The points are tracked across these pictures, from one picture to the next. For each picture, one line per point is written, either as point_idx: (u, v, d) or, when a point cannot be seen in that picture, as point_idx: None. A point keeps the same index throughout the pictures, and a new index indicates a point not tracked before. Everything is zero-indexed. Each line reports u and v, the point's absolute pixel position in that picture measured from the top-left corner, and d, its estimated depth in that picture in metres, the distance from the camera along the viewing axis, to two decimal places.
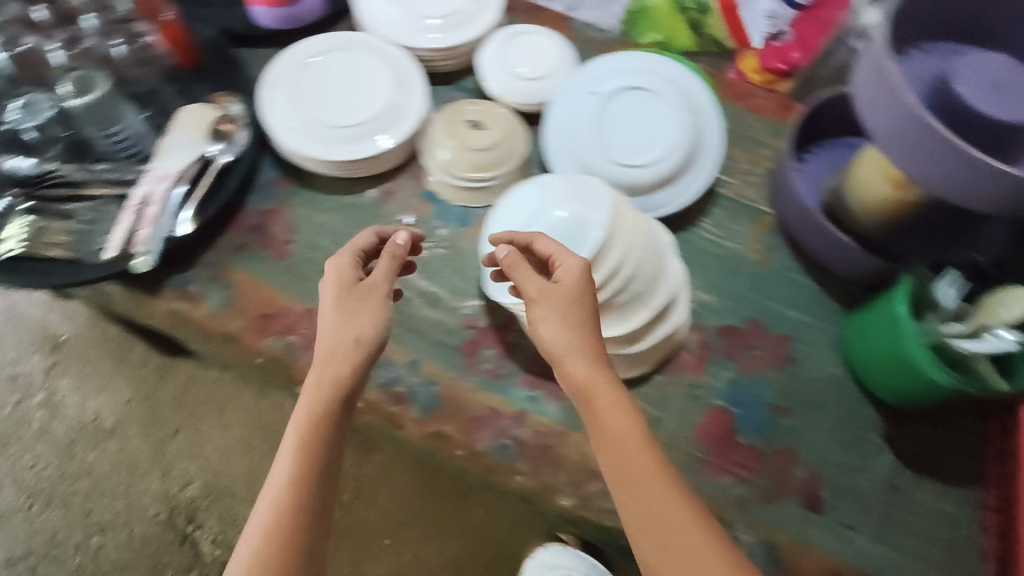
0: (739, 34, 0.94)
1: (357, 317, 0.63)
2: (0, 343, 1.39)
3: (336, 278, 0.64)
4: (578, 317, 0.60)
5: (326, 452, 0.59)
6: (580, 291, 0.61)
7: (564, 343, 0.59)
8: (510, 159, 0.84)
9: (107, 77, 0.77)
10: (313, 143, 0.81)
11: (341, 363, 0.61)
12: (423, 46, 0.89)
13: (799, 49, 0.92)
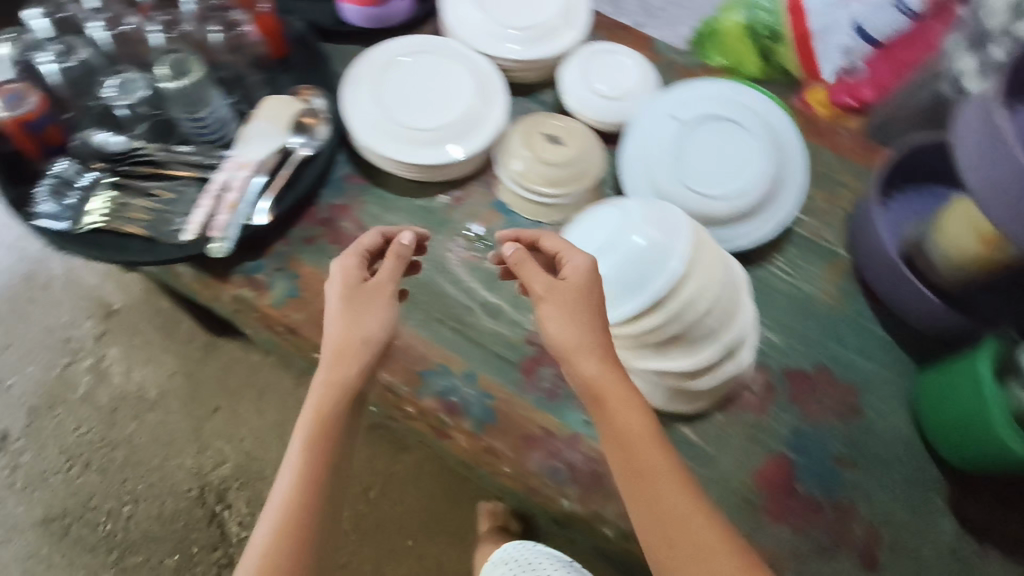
0: (812, 68, 1.08)
1: (364, 316, 0.63)
2: (56, 306, 1.43)
3: (343, 275, 0.64)
4: (584, 314, 0.60)
5: (333, 451, 0.59)
6: (586, 288, 0.61)
7: (568, 340, 0.59)
8: (584, 178, 0.83)
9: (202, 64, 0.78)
10: (390, 143, 0.81)
11: (347, 359, 0.61)
12: (506, 56, 0.89)
13: (868, 88, 1.05)
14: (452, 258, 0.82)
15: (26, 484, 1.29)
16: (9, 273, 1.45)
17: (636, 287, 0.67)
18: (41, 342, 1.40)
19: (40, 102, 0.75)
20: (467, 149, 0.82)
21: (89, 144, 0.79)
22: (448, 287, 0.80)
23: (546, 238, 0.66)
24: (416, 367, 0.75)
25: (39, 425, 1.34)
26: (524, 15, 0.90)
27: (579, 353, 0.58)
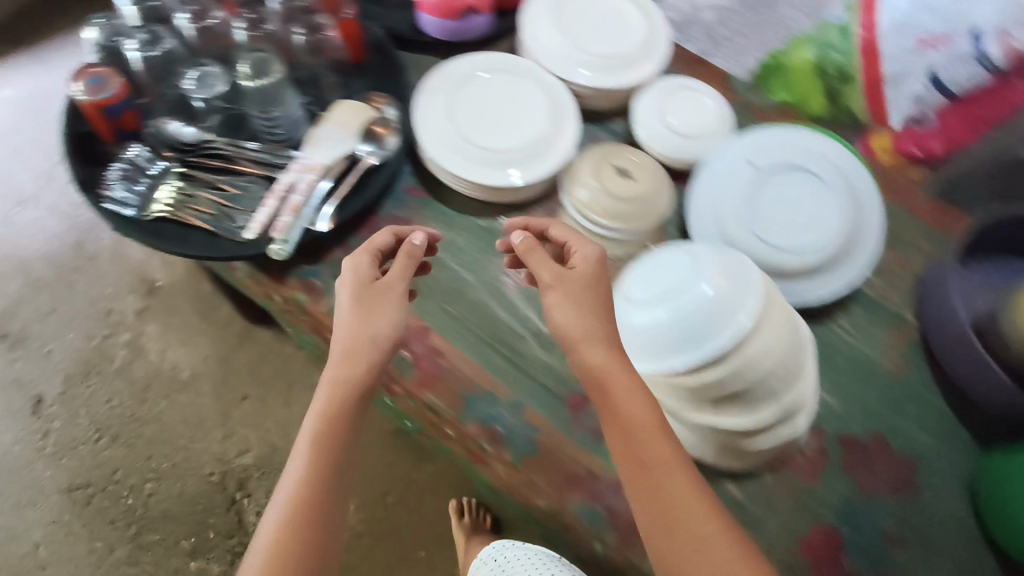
0: (879, 111, 1.07)
1: (373, 314, 0.63)
2: (102, 278, 1.45)
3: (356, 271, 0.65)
4: (591, 302, 0.60)
5: (339, 452, 0.58)
6: (594, 278, 0.62)
7: (573, 329, 0.59)
8: (651, 215, 0.81)
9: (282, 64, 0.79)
10: (457, 158, 0.80)
11: (356, 358, 0.61)
12: (580, 81, 0.87)
13: (937, 140, 1.02)
14: (511, 280, 0.79)
15: (55, 451, 1.31)
16: (60, 241, 1.48)
17: (700, 340, 0.64)
18: (84, 311, 1.42)
19: (120, 89, 0.76)
20: (535, 173, 0.80)
21: (161, 132, 0.80)
22: (502, 311, 0.78)
23: (553, 227, 0.68)
24: (463, 391, 0.74)
25: (73, 393, 1.35)
26: (602, 43, 0.89)
27: (586, 343, 0.58)
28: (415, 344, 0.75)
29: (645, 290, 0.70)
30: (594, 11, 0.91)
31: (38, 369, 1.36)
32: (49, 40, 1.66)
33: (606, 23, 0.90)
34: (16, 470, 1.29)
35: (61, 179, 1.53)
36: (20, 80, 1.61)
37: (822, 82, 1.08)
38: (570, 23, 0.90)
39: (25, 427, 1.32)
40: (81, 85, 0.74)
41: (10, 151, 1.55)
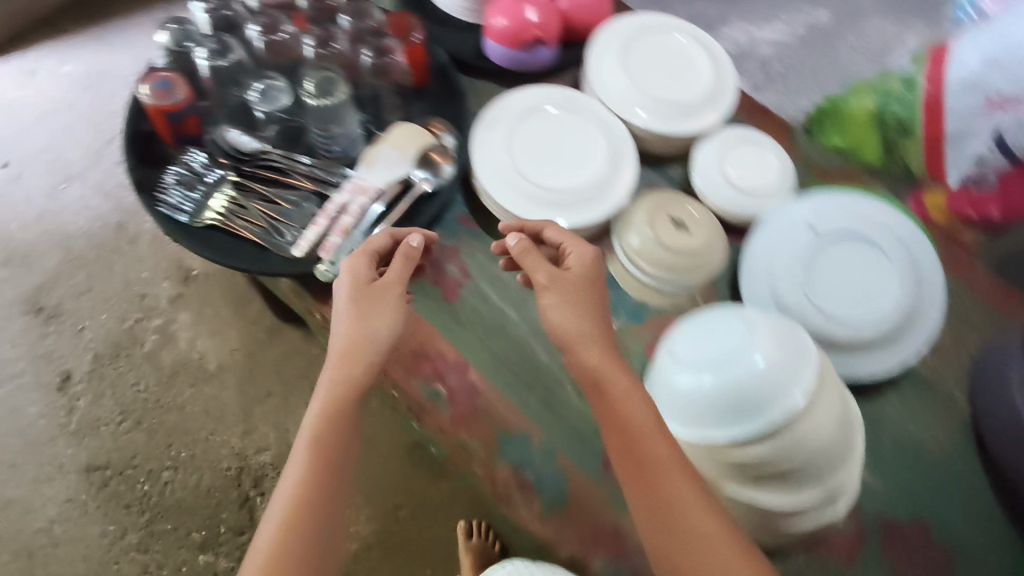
0: (937, 167, 0.96)
1: (373, 313, 0.67)
2: (139, 261, 1.47)
3: (353, 272, 0.68)
4: (586, 304, 0.66)
5: (337, 450, 0.61)
6: (587, 278, 0.68)
7: (568, 326, 0.65)
8: (705, 271, 0.78)
9: (348, 84, 0.78)
10: (511, 195, 0.79)
11: (356, 359, 0.65)
12: (643, 125, 0.86)
13: (997, 204, 0.92)
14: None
15: (78, 429, 1.32)
16: (102, 221, 1.50)
17: (747, 414, 0.62)
18: (119, 293, 1.43)
19: (185, 95, 0.75)
20: (589, 216, 0.79)
21: (219, 139, 0.80)
22: (544, 354, 0.76)
23: (548, 229, 0.73)
24: (497, 432, 0.73)
25: (101, 373, 1.37)
26: (665, 87, 0.88)
27: (582, 345, 0.64)
28: (452, 379, 0.74)
29: (694, 352, 0.68)
30: (660, 54, 0.90)
31: (70, 346, 1.38)
32: (111, 22, 1.69)
33: (670, 68, 0.89)
34: (38, 444, 1.30)
35: (109, 160, 1.55)
36: (79, 59, 1.64)
37: (879, 132, 1.01)
38: (633, 65, 0.89)
39: (51, 403, 1.33)
40: (148, 88, 0.74)
41: (63, 128, 1.57)
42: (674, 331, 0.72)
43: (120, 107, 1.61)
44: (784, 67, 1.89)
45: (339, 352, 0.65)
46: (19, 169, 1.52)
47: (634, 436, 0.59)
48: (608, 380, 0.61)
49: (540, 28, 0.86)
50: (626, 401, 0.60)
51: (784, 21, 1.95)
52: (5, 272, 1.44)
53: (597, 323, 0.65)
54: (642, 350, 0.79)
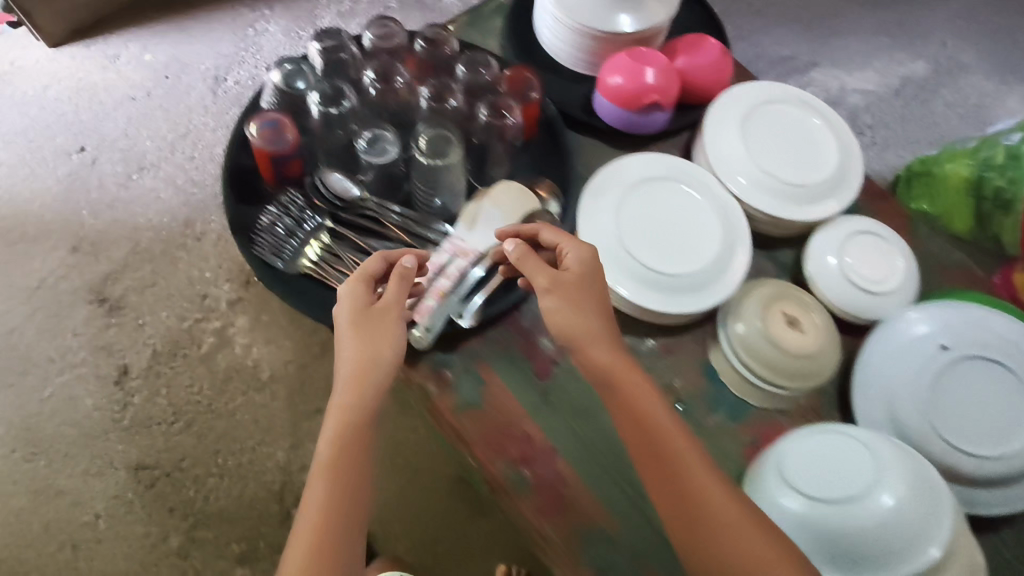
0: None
1: (381, 334, 0.66)
2: (203, 261, 1.46)
3: (350, 294, 0.65)
4: (587, 304, 0.65)
5: (357, 469, 0.62)
6: (587, 277, 0.67)
7: (573, 327, 0.65)
8: (809, 379, 0.75)
9: (461, 143, 0.72)
10: (621, 276, 0.76)
11: (367, 377, 0.64)
12: (760, 208, 0.82)
13: None
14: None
15: (129, 425, 1.32)
16: (170, 215, 1.49)
17: (861, 567, 0.61)
18: (181, 291, 1.43)
19: (292, 139, 0.72)
20: (691, 305, 0.76)
21: (322, 183, 0.77)
22: None
23: (543, 231, 0.70)
24: (580, 527, 0.69)
25: (158, 370, 1.37)
26: (789, 169, 0.83)
27: (590, 345, 0.64)
28: (539, 465, 0.71)
29: (814, 483, 0.63)
30: (789, 129, 0.84)
31: (129, 339, 1.38)
32: (195, 13, 1.69)
33: (797, 148, 0.84)
34: (91, 436, 1.30)
35: (182, 154, 1.54)
36: (162, 49, 1.64)
37: (973, 203, 0.97)
38: (757, 139, 0.84)
39: (107, 396, 1.33)
40: (256, 127, 0.71)
41: (140, 117, 1.56)
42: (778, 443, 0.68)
43: (198, 101, 1.60)
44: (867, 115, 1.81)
45: (352, 368, 0.64)
46: (94, 155, 1.52)
47: (676, 474, 0.60)
48: (641, 410, 0.62)
49: (654, 89, 0.82)
50: (658, 434, 0.61)
51: (876, 70, 1.86)
52: (74, 259, 1.43)
53: (595, 318, 0.65)
54: (741, 454, 0.75)
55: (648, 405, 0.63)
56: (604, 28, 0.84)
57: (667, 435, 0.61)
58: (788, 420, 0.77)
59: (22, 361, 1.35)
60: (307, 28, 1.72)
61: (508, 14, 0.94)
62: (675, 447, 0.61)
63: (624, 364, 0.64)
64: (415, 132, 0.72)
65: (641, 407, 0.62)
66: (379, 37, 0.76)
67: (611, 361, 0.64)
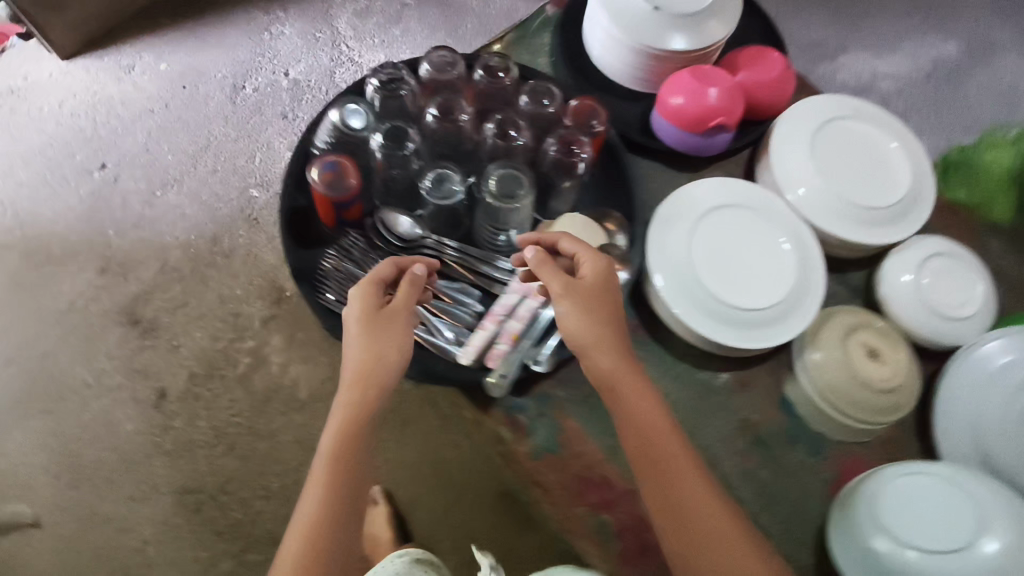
0: None
1: (388, 337, 0.65)
2: (233, 279, 1.43)
3: (363, 297, 0.65)
4: (602, 312, 0.65)
5: (354, 468, 0.63)
6: (603, 287, 0.66)
7: (585, 331, 0.64)
8: (894, 414, 0.73)
9: (530, 182, 0.69)
10: (698, 314, 0.73)
11: (368, 380, 0.64)
12: (834, 233, 0.79)
13: None
14: (728, 455, 0.75)
15: (172, 449, 1.31)
16: (198, 232, 1.46)
17: None
18: (214, 310, 1.40)
19: (355, 182, 0.69)
20: (771, 339, 0.73)
21: (383, 224, 0.74)
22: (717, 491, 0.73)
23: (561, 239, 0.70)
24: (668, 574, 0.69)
25: (196, 393, 1.35)
26: (862, 189, 0.80)
27: (598, 350, 0.64)
28: (622, 510, 0.71)
29: (909, 521, 0.65)
30: (859, 147, 0.81)
31: (164, 362, 1.36)
32: (207, 18, 1.64)
33: (868, 166, 0.81)
34: (133, 462, 1.29)
35: (205, 167, 1.51)
36: (178, 59, 1.59)
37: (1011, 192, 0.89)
38: (828, 158, 0.81)
39: (145, 420, 1.32)
40: (317, 171, 0.68)
41: (160, 130, 1.52)
42: (857, 480, 0.71)
43: (217, 111, 1.56)
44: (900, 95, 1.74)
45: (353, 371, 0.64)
46: (116, 172, 1.48)
47: (671, 481, 0.60)
48: (643, 416, 0.62)
49: (716, 111, 0.78)
50: (658, 444, 0.61)
51: (907, 53, 1.81)
52: (103, 279, 1.39)
53: (608, 326, 0.65)
54: (824, 491, 0.74)
55: (649, 413, 0.62)
56: (661, 46, 0.80)
57: (666, 441, 0.62)
58: (868, 453, 0.76)
59: (59, 389, 1.31)
60: (323, 29, 1.67)
61: (558, 28, 0.90)
62: (672, 455, 0.61)
63: (628, 370, 0.64)
64: (482, 173, 0.69)
65: (640, 413, 0.62)
66: (437, 67, 0.72)
67: (614, 366, 0.63)
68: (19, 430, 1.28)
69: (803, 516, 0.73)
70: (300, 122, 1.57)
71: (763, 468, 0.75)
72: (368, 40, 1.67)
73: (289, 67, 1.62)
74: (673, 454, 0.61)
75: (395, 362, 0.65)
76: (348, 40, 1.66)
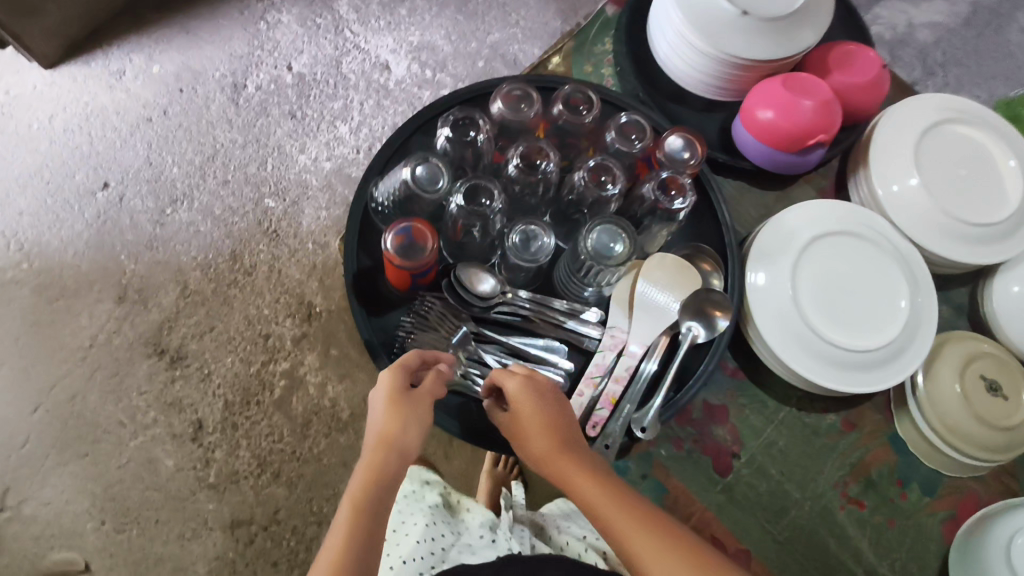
0: None
1: (414, 412, 0.58)
2: (257, 296, 1.28)
3: (393, 372, 0.59)
4: (536, 425, 0.58)
5: (372, 543, 0.51)
6: (531, 400, 0.59)
7: (538, 454, 0.58)
8: (1015, 450, 0.69)
9: (631, 230, 0.63)
10: (807, 360, 0.67)
11: (391, 448, 0.56)
12: (947, 255, 0.72)
13: None
14: (841, 502, 0.70)
15: (217, 481, 1.19)
16: (216, 249, 1.32)
17: None
18: (242, 332, 1.27)
19: (433, 247, 0.62)
20: (891, 379, 0.68)
21: (459, 280, 0.67)
22: (833, 543, 0.69)
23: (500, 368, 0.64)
24: None
25: (234, 422, 1.22)
26: (970, 204, 0.72)
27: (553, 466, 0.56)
28: None
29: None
30: (962, 155, 0.74)
31: (198, 393, 1.24)
32: (197, 10, 1.45)
33: (975, 179, 0.74)
34: (180, 498, 1.19)
35: (214, 178, 1.36)
36: (169, 57, 1.42)
37: None
38: (933, 171, 0.73)
39: (185, 454, 1.21)
40: (390, 238, 0.61)
41: (160, 140, 1.37)
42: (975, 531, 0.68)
43: (219, 115, 1.40)
44: (990, 19, 1.51)
45: (372, 441, 0.57)
46: (120, 190, 1.34)
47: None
48: (609, 514, 0.53)
49: (814, 129, 0.70)
50: (638, 548, 0.51)
51: None
52: (122, 310, 1.28)
53: (551, 435, 0.57)
54: (940, 532, 0.70)
55: (618, 510, 0.53)
56: (752, 56, 0.71)
57: (644, 540, 0.51)
58: (983, 487, 0.71)
59: (91, 428, 1.21)
60: (323, 13, 1.46)
61: (623, 35, 0.80)
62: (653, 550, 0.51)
63: (584, 470, 0.55)
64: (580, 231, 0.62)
65: (607, 515, 0.53)
66: (509, 106, 0.64)
67: (567, 472, 0.56)
68: (57, 476, 1.19)
69: (921, 560, 0.69)
70: (310, 121, 1.40)
71: (877, 514, 0.70)
72: (372, 23, 1.46)
73: (291, 60, 1.43)
74: (660, 555, 0.50)
75: (418, 443, 0.58)
76: (352, 25, 1.46)
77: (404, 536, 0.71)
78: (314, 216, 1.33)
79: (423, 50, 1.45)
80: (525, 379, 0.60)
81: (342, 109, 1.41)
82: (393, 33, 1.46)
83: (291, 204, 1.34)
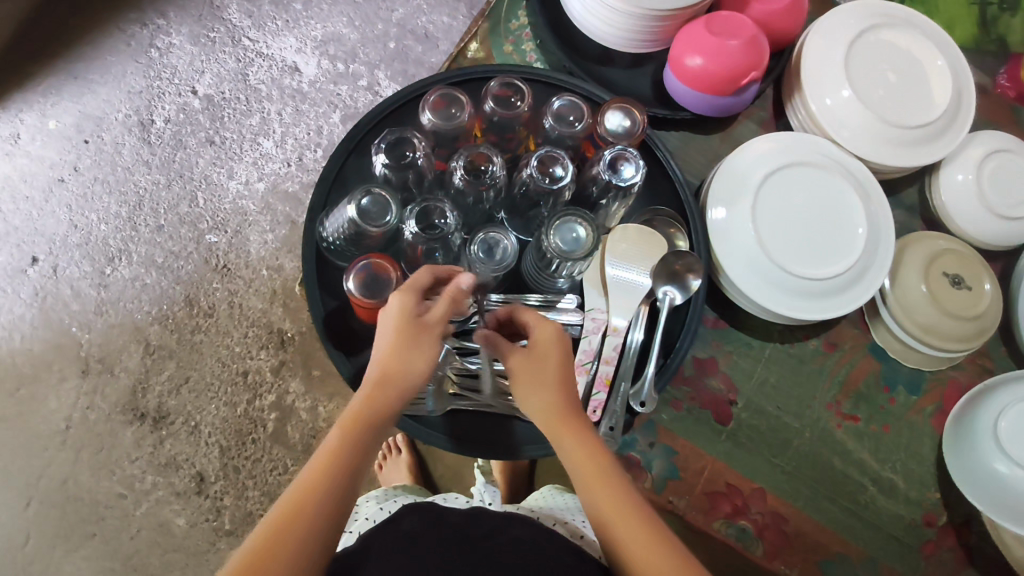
0: None
1: (420, 346, 0.52)
2: (225, 335, 1.20)
3: (403, 299, 0.53)
4: (553, 385, 0.53)
5: (349, 480, 0.49)
6: (547, 352, 0.54)
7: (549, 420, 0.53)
8: (985, 335, 0.72)
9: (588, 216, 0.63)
10: (780, 296, 0.69)
11: (390, 385, 0.51)
12: (895, 163, 0.73)
13: None
14: (838, 421, 0.73)
15: (234, 527, 1.14)
16: (169, 298, 1.22)
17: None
18: (220, 375, 1.18)
19: (397, 276, 0.61)
20: (860, 295, 0.70)
21: None
22: (839, 461, 0.73)
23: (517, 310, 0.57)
24: (817, 557, 0.71)
25: (235, 465, 1.15)
26: (906, 108, 0.73)
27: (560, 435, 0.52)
28: (755, 511, 0.71)
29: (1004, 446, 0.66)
30: (889, 60, 0.75)
31: (191, 446, 1.16)
32: (78, 50, 1.32)
33: (906, 81, 0.74)
34: (201, 553, 1.13)
35: (147, 226, 1.26)
36: (64, 107, 1.30)
37: None
38: (865, 82, 0.73)
39: (195, 509, 1.14)
40: (353, 279, 0.61)
41: (79, 200, 1.27)
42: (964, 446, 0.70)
43: (134, 158, 1.29)
44: None
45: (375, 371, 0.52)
46: (52, 261, 1.24)
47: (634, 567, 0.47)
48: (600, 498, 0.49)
49: (745, 68, 0.69)
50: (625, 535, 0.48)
51: None
52: (88, 383, 1.19)
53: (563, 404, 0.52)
54: (931, 426, 0.74)
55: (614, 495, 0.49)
56: (670, 6, 0.68)
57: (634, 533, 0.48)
58: (961, 373, 0.75)
59: (91, 509, 1.14)
60: (215, 26, 1.34)
61: (536, 6, 0.77)
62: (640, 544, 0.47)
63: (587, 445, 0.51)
64: (541, 231, 0.62)
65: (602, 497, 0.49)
66: (441, 115, 0.62)
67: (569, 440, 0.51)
68: (70, 563, 1.13)
69: (921, 457, 0.74)
70: (231, 143, 1.30)
71: (872, 423, 0.74)
72: (269, 25, 1.35)
73: (194, 82, 1.32)
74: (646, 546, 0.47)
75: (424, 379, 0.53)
76: (248, 32, 1.34)
77: (392, 497, 0.77)
78: (261, 242, 1.24)
79: (329, 43, 1.34)
80: (543, 335, 0.54)
81: (260, 124, 1.30)
82: (294, 31, 1.35)
83: (234, 234, 1.25)
